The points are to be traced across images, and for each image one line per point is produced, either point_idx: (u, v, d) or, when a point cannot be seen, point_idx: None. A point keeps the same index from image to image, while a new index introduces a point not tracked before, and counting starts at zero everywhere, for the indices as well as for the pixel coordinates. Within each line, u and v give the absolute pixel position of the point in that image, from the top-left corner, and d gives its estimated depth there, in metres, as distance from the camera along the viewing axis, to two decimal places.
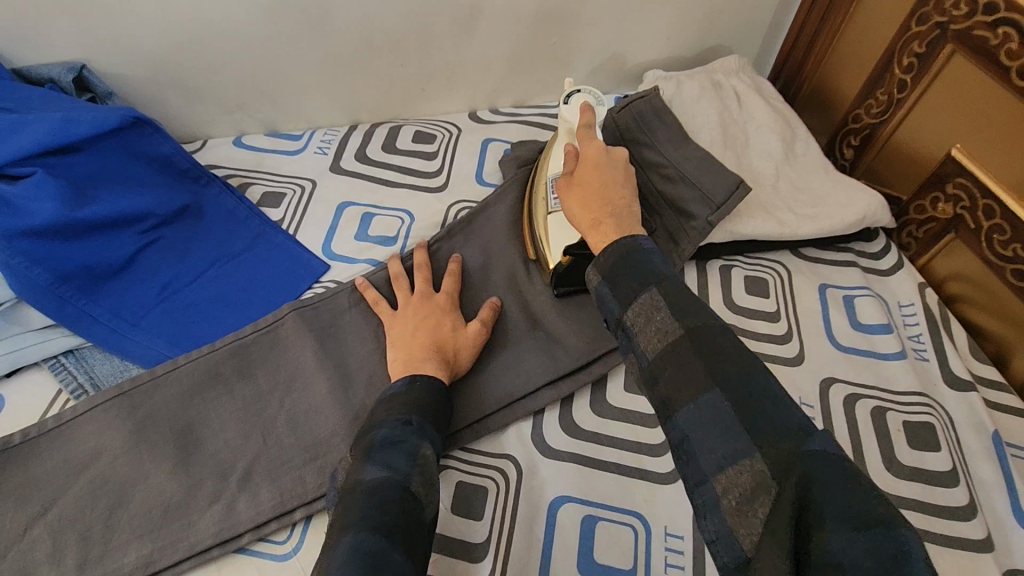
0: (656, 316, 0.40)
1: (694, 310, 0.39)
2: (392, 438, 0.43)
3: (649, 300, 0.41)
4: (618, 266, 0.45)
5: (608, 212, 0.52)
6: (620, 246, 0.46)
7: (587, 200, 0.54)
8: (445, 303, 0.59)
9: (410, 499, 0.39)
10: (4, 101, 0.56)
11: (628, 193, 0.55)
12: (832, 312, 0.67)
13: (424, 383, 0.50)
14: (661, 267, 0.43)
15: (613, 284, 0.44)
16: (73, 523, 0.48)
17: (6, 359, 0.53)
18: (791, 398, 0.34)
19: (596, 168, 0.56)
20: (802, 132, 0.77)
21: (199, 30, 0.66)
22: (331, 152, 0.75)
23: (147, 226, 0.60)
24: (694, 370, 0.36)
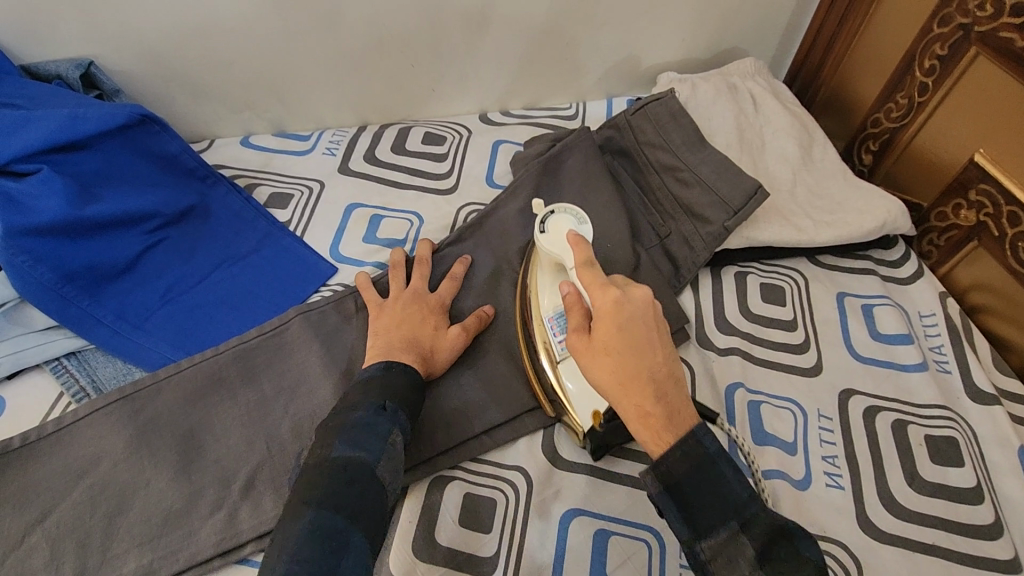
0: (746, 568, 0.35)
1: (789, 562, 0.35)
2: (365, 421, 0.43)
3: (737, 544, 0.36)
4: (693, 481, 0.37)
5: (654, 396, 0.38)
6: (680, 454, 0.37)
7: (617, 377, 0.39)
8: (436, 301, 0.57)
9: (375, 485, 0.40)
10: (12, 98, 0.56)
11: (668, 356, 0.40)
12: (851, 321, 0.65)
13: (399, 370, 0.48)
14: (738, 484, 0.37)
15: (682, 507, 0.37)
16: (72, 531, 0.46)
17: (7, 360, 0.52)
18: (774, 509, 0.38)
19: (621, 330, 0.40)
20: (819, 137, 0.75)
21: (208, 27, 0.65)
22: (339, 152, 0.74)
23: (153, 225, 0.59)
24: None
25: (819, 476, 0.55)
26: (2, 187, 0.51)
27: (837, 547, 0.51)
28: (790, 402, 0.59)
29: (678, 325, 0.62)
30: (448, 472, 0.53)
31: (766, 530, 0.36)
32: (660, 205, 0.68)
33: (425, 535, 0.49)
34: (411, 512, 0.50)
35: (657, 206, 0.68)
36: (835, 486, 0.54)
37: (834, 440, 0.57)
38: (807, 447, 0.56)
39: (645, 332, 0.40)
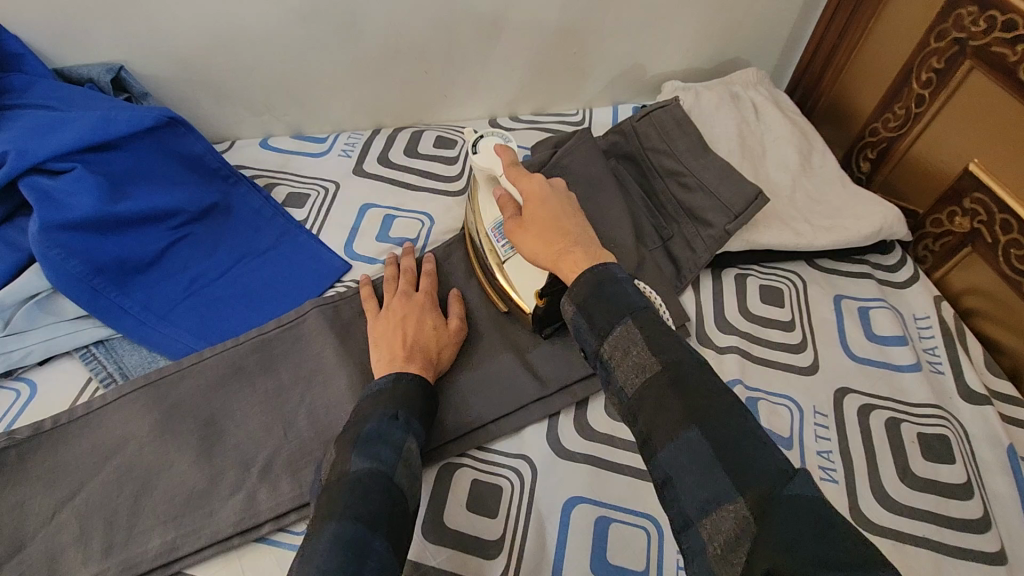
0: (635, 353, 0.39)
1: (673, 347, 0.38)
2: (379, 431, 0.45)
3: (628, 335, 0.40)
4: (597, 296, 0.42)
5: (571, 241, 0.47)
6: (593, 276, 0.43)
7: (541, 237, 0.49)
8: (428, 301, 0.60)
9: (394, 491, 0.41)
10: (48, 99, 0.58)
11: (585, 220, 0.50)
12: (847, 323, 0.67)
13: (409, 378, 0.50)
14: (636, 296, 0.41)
15: (587, 317, 0.42)
16: (99, 508, 0.49)
17: (40, 347, 0.55)
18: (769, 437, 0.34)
19: (543, 205, 0.50)
20: (819, 145, 0.78)
21: (233, 34, 0.68)
22: (354, 154, 0.77)
23: (177, 222, 0.61)
24: (674, 405, 0.36)
25: (814, 470, 0.57)
26: (38, 184, 0.53)
27: None
28: (787, 399, 0.61)
29: (679, 323, 0.64)
30: (456, 460, 0.55)
31: (656, 325, 0.40)
32: (664, 208, 0.70)
33: (434, 518, 0.52)
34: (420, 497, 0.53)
35: (660, 209, 0.71)
36: (829, 480, 0.56)
37: (829, 436, 0.59)
38: (802, 442, 0.58)
39: (557, 200, 0.51)
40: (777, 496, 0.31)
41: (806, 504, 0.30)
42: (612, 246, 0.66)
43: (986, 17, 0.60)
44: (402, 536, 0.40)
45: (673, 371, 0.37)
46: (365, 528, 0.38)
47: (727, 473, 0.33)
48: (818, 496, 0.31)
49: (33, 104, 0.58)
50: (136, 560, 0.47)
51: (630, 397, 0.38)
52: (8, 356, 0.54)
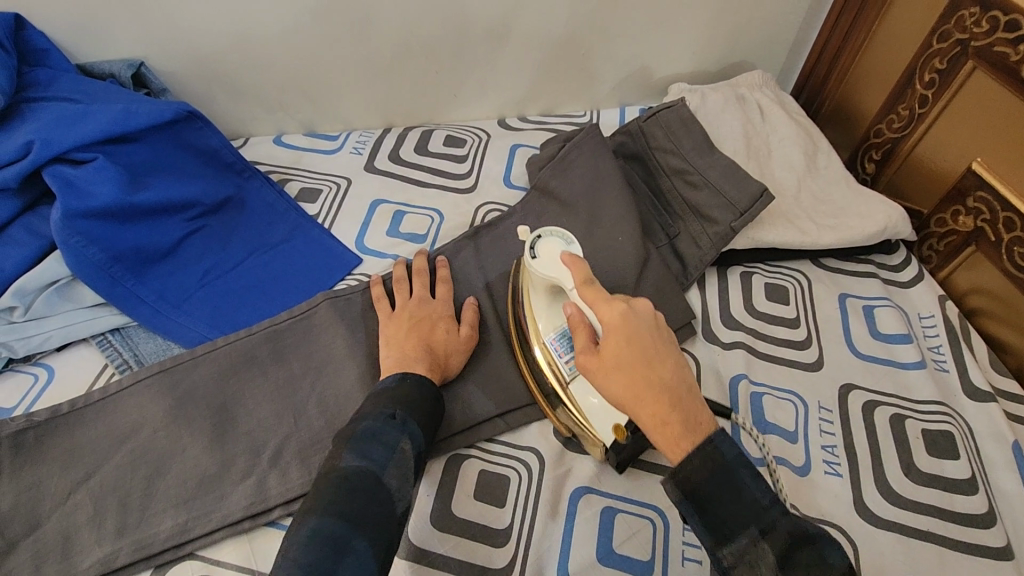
0: (766, 574, 0.37)
1: (813, 568, 0.36)
2: (375, 429, 0.44)
3: (759, 548, 0.38)
4: (714, 490, 0.39)
5: (670, 404, 0.40)
6: (700, 455, 0.39)
7: (631, 390, 0.41)
8: (440, 308, 0.60)
9: (380, 491, 0.41)
10: (72, 92, 0.60)
11: (680, 364, 0.42)
12: (852, 321, 0.68)
13: (414, 379, 0.50)
14: (759, 492, 0.39)
15: (702, 514, 0.39)
16: (114, 490, 0.50)
17: (58, 333, 0.56)
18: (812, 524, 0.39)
19: (632, 344, 0.42)
20: (824, 146, 0.79)
21: (250, 32, 0.69)
22: (365, 152, 0.79)
23: (193, 214, 0.63)
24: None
25: (818, 464, 0.57)
26: (62, 173, 0.55)
27: (834, 531, 0.53)
28: (792, 395, 0.62)
29: (685, 319, 0.65)
30: (464, 451, 0.56)
31: (786, 536, 0.38)
32: (670, 206, 0.71)
33: (442, 506, 0.52)
34: (428, 486, 0.53)
35: (666, 207, 0.72)
36: (833, 474, 0.57)
37: (833, 431, 0.59)
38: (807, 437, 0.59)
39: (654, 339, 0.43)
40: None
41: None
42: (620, 243, 0.67)
43: (989, 17, 0.61)
44: (387, 538, 0.40)
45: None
46: (346, 525, 0.38)
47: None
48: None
49: (57, 96, 0.60)
50: (148, 541, 0.48)
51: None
52: (27, 341, 0.56)
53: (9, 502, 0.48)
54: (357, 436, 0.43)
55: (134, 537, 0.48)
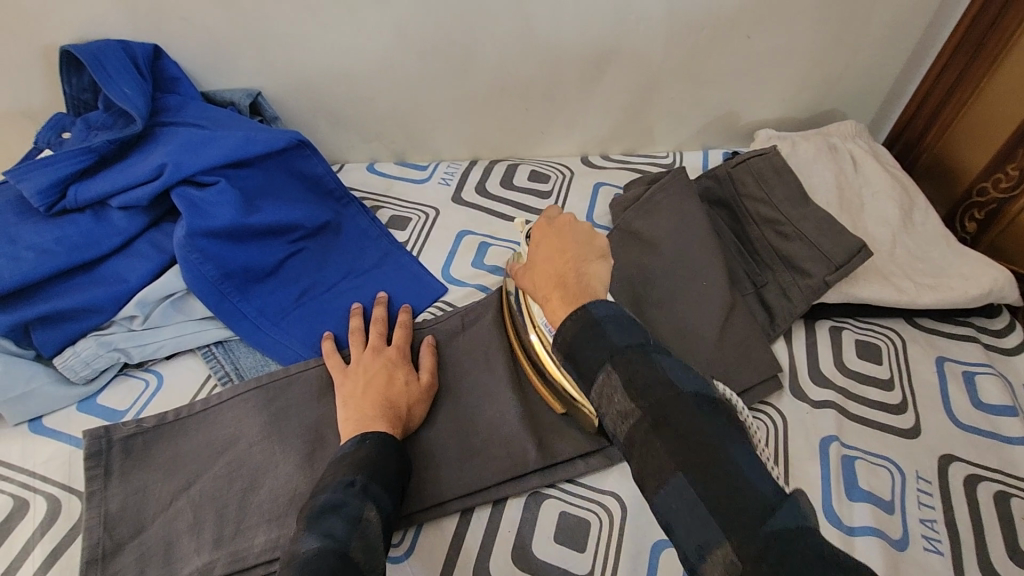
0: (619, 400, 0.38)
1: (659, 390, 0.37)
2: (332, 503, 0.42)
3: (611, 382, 0.39)
4: (580, 340, 0.41)
5: (555, 286, 0.46)
6: (572, 320, 0.43)
7: (535, 280, 0.49)
8: (396, 356, 0.58)
9: (348, 568, 0.38)
10: (199, 119, 0.65)
11: (584, 262, 0.47)
12: (951, 387, 0.64)
13: (374, 441, 0.48)
14: (620, 336, 0.41)
15: (574, 364, 0.42)
16: (213, 500, 0.51)
17: (170, 342, 0.59)
18: (763, 470, 0.34)
19: (541, 247, 0.50)
20: (921, 201, 0.76)
21: (359, 67, 0.73)
22: (453, 183, 0.81)
23: (295, 236, 0.66)
24: (659, 449, 0.35)
25: (917, 539, 0.54)
26: (188, 194, 0.59)
27: None
28: (886, 461, 0.59)
29: (773, 372, 0.63)
30: (542, 490, 0.55)
31: (637, 366, 0.39)
32: (758, 255, 0.70)
33: (521, 545, 0.51)
34: (509, 521, 0.53)
35: (754, 256, 0.71)
36: (933, 551, 0.53)
37: (933, 504, 0.56)
38: (904, 508, 0.56)
39: (564, 242, 0.49)
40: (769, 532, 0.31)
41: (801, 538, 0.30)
42: (706, 289, 0.66)
43: None
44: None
45: (655, 413, 0.36)
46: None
47: (717, 521, 0.32)
48: (812, 536, 0.31)
49: (186, 121, 0.64)
50: (243, 554, 0.48)
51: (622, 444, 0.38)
52: (143, 348, 0.59)
53: (118, 502, 0.50)
54: (313, 514, 0.41)
55: (229, 549, 0.48)
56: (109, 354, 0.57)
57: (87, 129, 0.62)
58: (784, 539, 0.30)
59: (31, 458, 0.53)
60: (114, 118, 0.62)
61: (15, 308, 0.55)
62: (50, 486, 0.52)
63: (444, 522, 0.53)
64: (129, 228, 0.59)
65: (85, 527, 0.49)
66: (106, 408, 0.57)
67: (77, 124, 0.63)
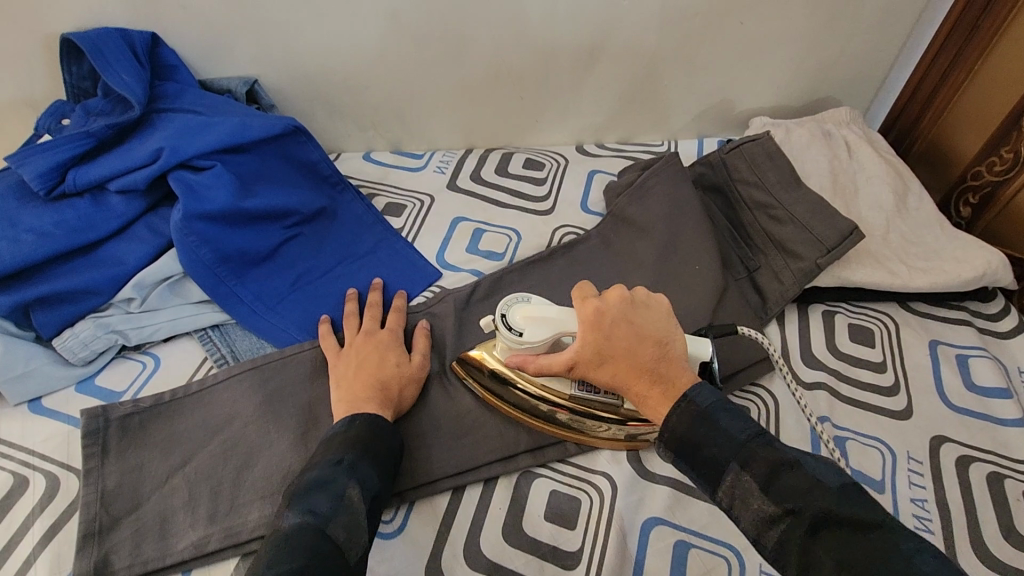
0: (755, 501, 0.38)
1: (796, 484, 0.37)
2: (318, 480, 0.42)
3: (743, 481, 0.39)
4: (692, 439, 0.42)
5: (651, 381, 0.45)
6: (680, 415, 0.43)
7: (619, 370, 0.46)
8: (389, 338, 0.59)
9: (326, 544, 0.38)
10: (196, 105, 0.66)
11: (672, 349, 0.46)
12: (944, 369, 0.64)
13: (363, 422, 0.49)
14: (736, 429, 0.41)
15: (694, 461, 0.42)
16: (208, 478, 0.52)
17: (167, 325, 0.60)
18: (941, 555, 0.32)
19: (620, 329, 0.46)
20: (915, 186, 0.76)
21: (354, 56, 0.74)
22: (448, 171, 0.82)
23: (291, 222, 0.67)
24: (819, 553, 0.34)
25: (908, 518, 0.54)
26: (184, 178, 0.60)
27: None
28: (878, 442, 0.59)
29: (765, 354, 0.63)
30: (534, 469, 0.55)
31: (764, 462, 0.39)
32: (752, 240, 0.71)
33: (512, 522, 0.52)
34: (500, 499, 0.53)
35: (747, 241, 0.71)
36: (923, 530, 0.53)
37: (924, 484, 0.56)
38: (895, 488, 0.56)
39: (640, 324, 0.46)
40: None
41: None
42: (699, 273, 0.67)
43: None
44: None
45: (804, 513, 0.36)
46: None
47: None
48: None
49: (183, 108, 0.65)
50: (237, 529, 0.49)
51: (771, 550, 0.37)
52: (141, 330, 0.60)
53: (115, 479, 0.51)
54: (299, 491, 0.42)
55: (222, 524, 0.49)
56: (107, 336, 0.58)
57: (86, 116, 0.63)
58: None
59: (30, 437, 0.54)
60: (113, 105, 0.63)
61: (15, 289, 0.56)
62: (49, 464, 0.53)
63: (436, 500, 0.53)
64: (126, 212, 0.60)
65: (82, 503, 0.50)
66: (104, 389, 0.58)
67: (76, 110, 0.64)
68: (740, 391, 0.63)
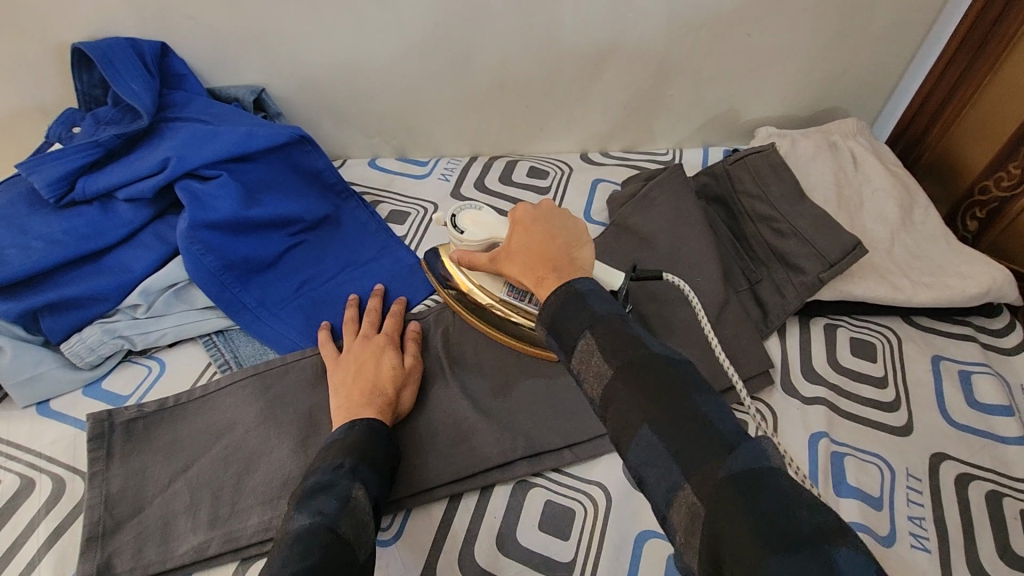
0: (596, 365, 0.40)
1: (631, 352, 0.39)
2: (323, 483, 0.43)
3: (587, 346, 0.41)
4: (562, 313, 0.43)
5: (550, 267, 0.47)
6: (558, 295, 0.44)
7: (527, 261, 0.49)
8: (387, 342, 0.60)
9: (338, 544, 0.39)
10: (203, 114, 0.67)
11: (577, 251, 0.49)
12: (946, 386, 0.64)
13: (362, 426, 0.49)
14: (598, 306, 0.42)
15: (560, 339, 0.43)
16: (209, 483, 0.52)
17: (171, 331, 0.61)
18: (730, 412, 0.36)
19: (530, 229, 0.51)
20: (921, 199, 0.76)
21: (361, 65, 0.75)
22: (452, 179, 0.82)
23: (295, 229, 0.67)
24: (632, 405, 0.37)
25: (904, 536, 0.54)
26: (191, 187, 0.61)
27: None
28: (877, 458, 0.59)
29: (765, 367, 0.63)
30: (530, 478, 0.56)
31: (611, 332, 0.40)
32: (754, 251, 0.71)
33: (507, 532, 0.52)
34: (495, 508, 0.54)
35: (749, 253, 0.71)
36: (921, 548, 0.53)
37: (922, 502, 0.56)
38: (893, 505, 0.56)
39: (557, 224, 0.51)
40: (730, 467, 0.32)
41: (754, 472, 0.32)
42: (699, 285, 0.67)
43: None
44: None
45: (626, 373, 0.38)
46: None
47: (679, 461, 0.34)
48: (767, 467, 0.32)
49: (191, 117, 0.66)
50: (236, 535, 0.50)
51: (599, 406, 0.39)
52: (146, 336, 0.61)
53: (118, 483, 0.52)
54: (304, 493, 0.42)
55: (222, 529, 0.50)
56: (113, 341, 0.59)
57: (96, 124, 0.64)
58: (740, 479, 0.31)
59: (38, 440, 0.55)
60: (122, 114, 0.64)
61: (24, 295, 0.57)
62: (56, 467, 0.54)
63: (433, 508, 0.54)
64: (135, 220, 0.61)
65: (86, 506, 0.51)
66: (110, 393, 0.59)
67: (86, 119, 0.65)
68: (740, 404, 0.62)
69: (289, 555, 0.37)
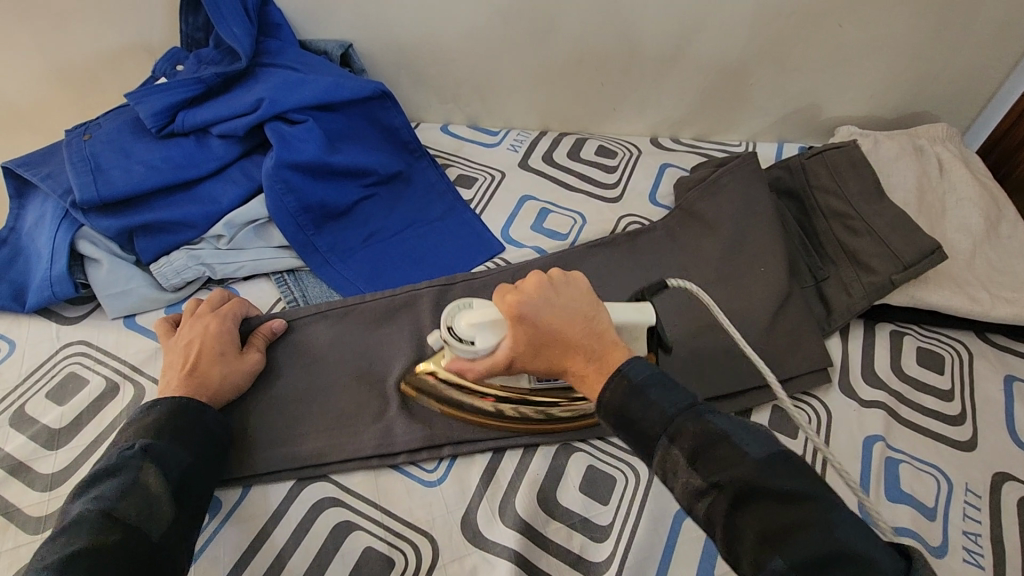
0: (684, 475, 0.38)
1: (725, 459, 0.37)
2: (110, 467, 0.43)
3: (673, 454, 0.38)
4: (626, 409, 0.40)
5: (584, 357, 0.44)
6: (614, 386, 0.41)
7: (552, 354, 0.45)
8: (221, 325, 0.56)
9: (114, 527, 0.40)
10: (294, 62, 0.70)
11: (599, 327, 0.45)
12: (1018, 407, 0.61)
13: (164, 403, 0.49)
14: (670, 401, 0.40)
15: (628, 433, 0.41)
16: (277, 411, 0.56)
17: (249, 265, 0.65)
18: (864, 527, 0.34)
19: (544, 316, 0.44)
20: (1011, 213, 0.72)
21: (445, 29, 0.77)
22: (521, 150, 0.83)
23: (369, 181, 0.70)
24: (745, 529, 0.35)
25: (956, 549, 0.52)
26: (279, 128, 0.64)
27: None
28: (934, 469, 0.57)
29: (823, 364, 0.62)
30: (573, 442, 0.56)
31: (695, 435, 0.38)
32: (823, 248, 0.69)
33: (548, 493, 0.53)
34: (536, 465, 0.55)
35: (818, 249, 0.69)
36: (972, 563, 0.51)
37: (979, 518, 0.54)
38: (946, 517, 0.54)
39: (564, 305, 0.44)
40: None
41: None
42: (762, 276, 0.66)
43: None
44: None
45: (730, 490, 0.36)
46: (65, 561, 0.37)
47: None
48: None
49: (283, 63, 0.69)
50: (296, 456, 0.54)
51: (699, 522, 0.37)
52: (226, 266, 0.64)
53: None
54: (87, 479, 0.42)
55: (299, 451, 0.54)
56: (196, 267, 0.63)
57: (199, 64, 0.68)
58: None
59: (123, 349, 0.60)
60: (222, 56, 0.68)
61: (122, 214, 0.61)
62: (137, 374, 0.58)
63: (476, 458, 0.55)
64: (225, 155, 0.65)
65: None
66: None
67: (190, 59, 0.69)
68: (792, 400, 0.61)
69: (58, 543, 0.39)
